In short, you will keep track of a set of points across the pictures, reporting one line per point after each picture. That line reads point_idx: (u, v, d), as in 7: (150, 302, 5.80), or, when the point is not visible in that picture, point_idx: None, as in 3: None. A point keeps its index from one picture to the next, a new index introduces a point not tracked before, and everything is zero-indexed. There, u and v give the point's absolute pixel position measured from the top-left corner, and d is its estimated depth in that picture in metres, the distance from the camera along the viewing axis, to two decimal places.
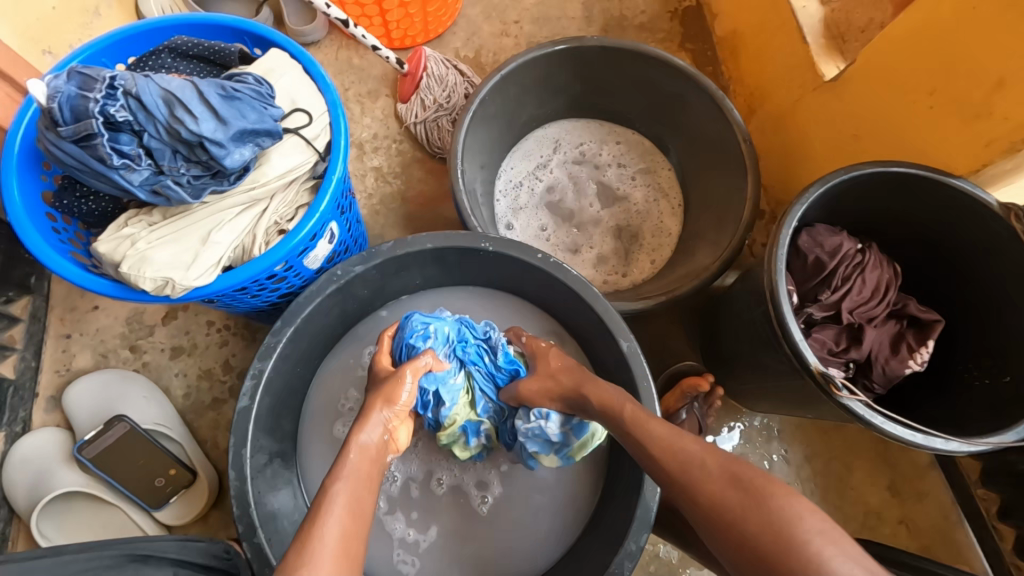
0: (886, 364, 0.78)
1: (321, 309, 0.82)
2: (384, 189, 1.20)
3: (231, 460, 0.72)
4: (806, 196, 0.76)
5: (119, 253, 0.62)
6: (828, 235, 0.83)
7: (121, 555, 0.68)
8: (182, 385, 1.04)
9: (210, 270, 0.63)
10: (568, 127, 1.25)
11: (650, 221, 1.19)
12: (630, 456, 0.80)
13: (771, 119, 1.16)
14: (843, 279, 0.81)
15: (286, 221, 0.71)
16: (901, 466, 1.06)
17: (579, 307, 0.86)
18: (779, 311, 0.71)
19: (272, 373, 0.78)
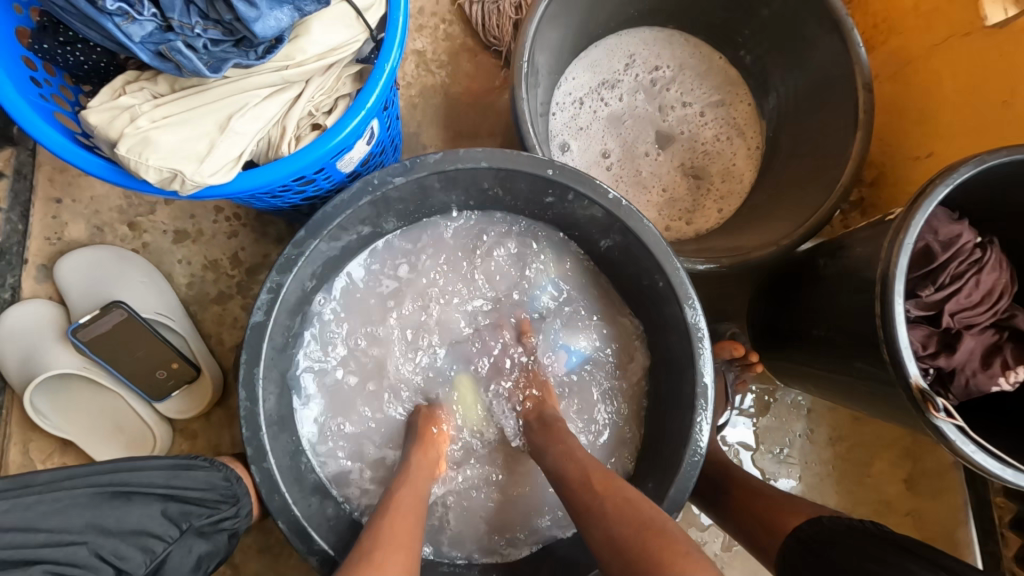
0: (971, 378, 0.70)
1: (351, 220, 0.71)
2: (424, 79, 1.02)
3: (241, 378, 0.65)
4: (952, 175, 0.62)
5: (116, 128, 0.49)
6: (946, 223, 0.71)
7: (97, 491, 0.57)
8: (186, 273, 0.95)
9: (228, 168, 0.51)
10: (645, 42, 1.05)
11: (719, 161, 1.03)
12: (670, 428, 0.75)
13: (889, 65, 0.97)
14: (952, 277, 0.70)
15: (321, 113, 0.58)
16: (924, 461, 1.03)
17: (645, 265, 0.74)
18: (885, 305, 0.63)
19: (291, 288, 0.68)
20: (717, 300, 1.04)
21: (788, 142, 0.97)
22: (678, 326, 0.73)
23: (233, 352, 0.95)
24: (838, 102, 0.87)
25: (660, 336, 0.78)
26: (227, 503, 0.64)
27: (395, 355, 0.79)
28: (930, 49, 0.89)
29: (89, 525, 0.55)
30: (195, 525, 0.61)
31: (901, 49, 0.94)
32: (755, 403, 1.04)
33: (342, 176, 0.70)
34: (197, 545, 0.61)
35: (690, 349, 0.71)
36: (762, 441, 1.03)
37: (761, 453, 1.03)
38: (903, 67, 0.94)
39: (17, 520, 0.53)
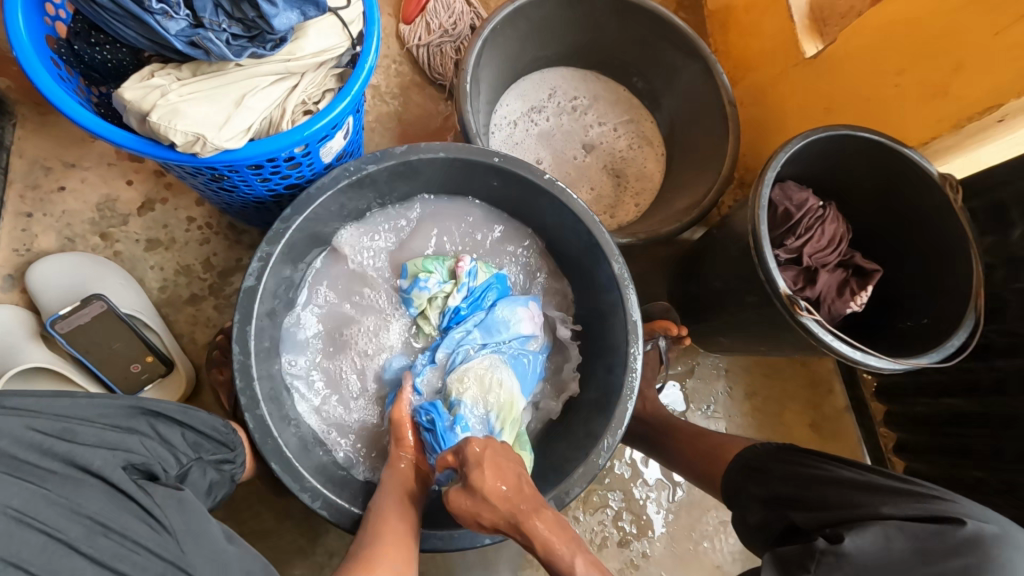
0: (832, 304, 0.90)
1: (332, 201, 0.83)
2: (380, 107, 1.19)
3: (235, 334, 0.73)
4: (788, 147, 0.85)
5: (148, 102, 0.60)
6: (797, 190, 0.94)
7: (130, 406, 0.61)
8: (158, 278, 1.01)
9: (240, 136, 0.63)
10: (563, 78, 1.29)
11: (632, 167, 1.26)
12: (612, 365, 0.89)
13: (749, 92, 1.26)
14: (806, 229, 0.92)
15: (313, 102, 0.71)
16: (823, 407, 1.22)
17: (579, 234, 0.90)
18: (759, 245, 0.82)
19: (278, 259, 0.78)
20: (641, 283, 1.22)
21: (681, 151, 1.21)
22: (609, 280, 0.89)
23: (205, 349, 1.00)
24: (714, 115, 1.12)
25: (595, 295, 0.94)
26: (228, 446, 0.71)
27: (366, 325, 0.89)
28: (774, 78, 1.17)
29: (130, 432, 0.59)
30: (206, 456, 0.67)
31: (756, 81, 1.23)
32: (683, 368, 1.20)
33: (321, 164, 0.83)
34: (207, 474, 0.67)
35: (620, 296, 0.87)
36: (692, 401, 1.19)
37: (692, 411, 1.18)
38: (759, 93, 1.22)
39: (67, 416, 0.55)
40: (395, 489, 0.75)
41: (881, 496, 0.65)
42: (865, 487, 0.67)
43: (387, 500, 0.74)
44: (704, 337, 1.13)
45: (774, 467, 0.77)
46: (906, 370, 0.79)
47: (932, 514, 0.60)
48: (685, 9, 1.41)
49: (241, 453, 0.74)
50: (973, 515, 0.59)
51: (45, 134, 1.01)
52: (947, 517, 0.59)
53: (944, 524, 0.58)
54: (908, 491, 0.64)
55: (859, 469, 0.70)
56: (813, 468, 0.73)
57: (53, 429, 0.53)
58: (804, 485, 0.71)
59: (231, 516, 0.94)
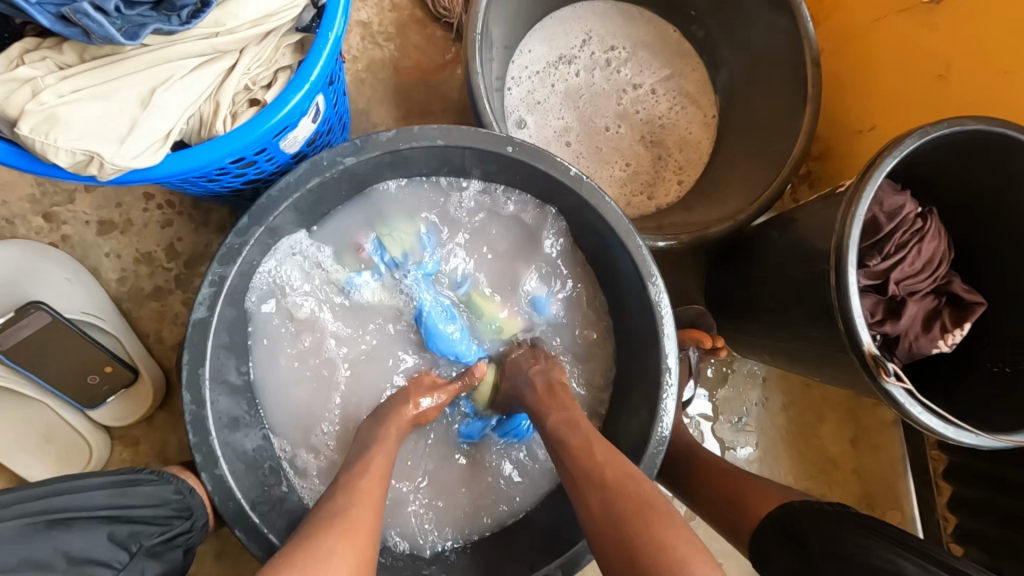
0: (914, 342, 0.74)
1: (299, 203, 0.66)
2: (372, 52, 0.97)
3: (185, 380, 0.60)
4: (898, 148, 0.64)
5: (16, 105, 0.43)
6: (891, 193, 0.74)
7: (35, 521, 0.52)
8: (115, 267, 0.87)
9: (154, 148, 0.46)
10: (599, 17, 1.04)
11: (676, 134, 1.04)
12: (636, 401, 0.74)
13: (835, 41, 0.99)
14: (897, 246, 0.73)
15: (260, 87, 0.52)
16: (867, 421, 1.09)
17: (608, 244, 0.73)
18: (840, 277, 0.64)
19: (236, 280, 0.63)
20: (675, 276, 1.05)
21: (739, 118, 0.98)
22: (641, 304, 0.73)
23: (174, 350, 0.88)
24: (788, 77, 0.89)
25: (622, 317, 0.78)
26: (182, 516, 0.61)
27: (335, 332, 0.73)
28: (871, 24, 0.91)
29: (25, 561, 0.49)
30: (146, 545, 0.57)
31: (845, 25, 0.97)
32: (714, 374, 1.07)
33: (286, 157, 0.65)
34: (148, 570, 0.56)
35: (654, 326, 0.71)
36: (722, 411, 1.06)
37: (721, 422, 1.06)
38: (847, 43, 0.97)
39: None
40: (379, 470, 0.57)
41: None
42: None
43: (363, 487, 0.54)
44: (745, 348, 0.98)
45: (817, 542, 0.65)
46: (1003, 446, 0.63)
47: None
48: None
49: (203, 515, 0.63)
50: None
51: None
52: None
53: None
54: None
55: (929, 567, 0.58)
56: (876, 560, 0.60)
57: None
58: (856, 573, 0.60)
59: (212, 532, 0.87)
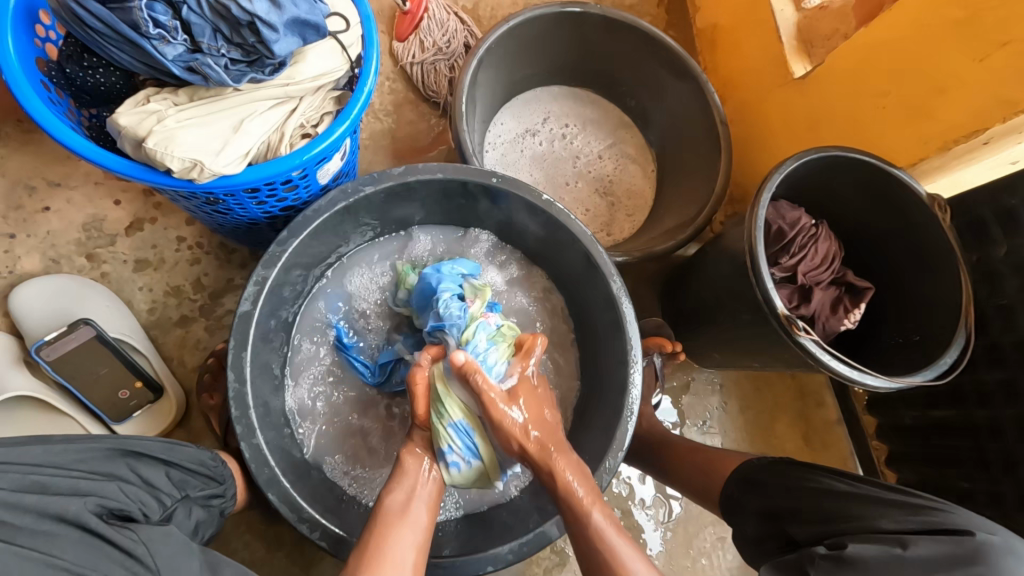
0: (827, 321, 0.92)
1: (327, 223, 0.81)
2: (374, 125, 1.19)
3: (230, 361, 0.71)
4: (781, 168, 0.86)
5: (145, 127, 0.59)
6: (789, 210, 0.95)
7: (112, 448, 0.60)
8: (147, 299, 0.99)
9: (238, 162, 0.62)
10: (555, 99, 1.30)
11: (624, 184, 1.28)
12: (612, 383, 0.89)
13: (740, 110, 1.27)
14: (799, 247, 0.93)
15: (311, 125, 0.71)
16: (815, 420, 1.23)
17: (577, 254, 0.90)
18: (755, 263, 0.83)
19: (274, 282, 0.77)
20: (635, 298, 1.22)
21: (673, 168, 1.23)
22: (606, 300, 0.89)
23: (195, 371, 0.97)
24: (705, 134, 1.14)
25: (593, 315, 0.94)
26: (216, 480, 0.70)
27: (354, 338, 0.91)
28: (763, 96, 1.19)
29: (112, 476, 0.58)
30: (191, 494, 0.66)
31: (746, 98, 1.25)
32: (678, 383, 1.21)
33: (317, 186, 0.82)
34: (194, 512, 0.66)
35: (620, 319, 0.87)
36: (688, 416, 1.19)
37: (688, 426, 1.19)
38: (750, 111, 1.24)
39: (44, 462, 0.54)
40: (428, 507, 0.67)
41: (876, 508, 0.66)
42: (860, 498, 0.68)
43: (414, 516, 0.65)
44: (699, 352, 1.13)
45: (769, 482, 0.77)
46: (901, 388, 0.80)
47: (929, 526, 0.61)
48: (674, 28, 1.43)
49: (230, 485, 0.73)
50: (975, 525, 0.59)
51: (29, 153, 0.98)
52: (946, 528, 0.60)
53: (952, 534, 0.59)
54: (903, 503, 0.65)
55: (855, 480, 0.71)
56: (807, 480, 0.73)
57: (34, 478, 0.52)
58: (800, 496, 0.72)
59: (223, 545, 0.91)
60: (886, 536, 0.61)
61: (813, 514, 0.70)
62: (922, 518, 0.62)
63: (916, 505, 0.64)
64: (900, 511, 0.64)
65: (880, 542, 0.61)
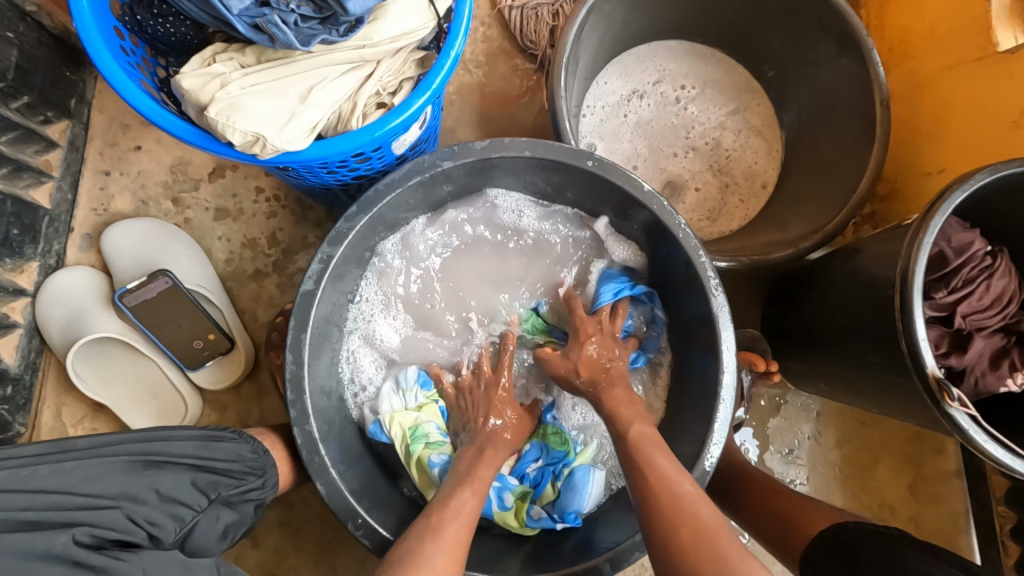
0: (980, 378, 0.74)
1: (400, 199, 0.74)
2: (462, 76, 1.08)
3: (290, 343, 0.68)
4: (967, 183, 0.66)
5: (207, 93, 0.53)
6: (959, 231, 0.76)
7: (132, 459, 0.61)
8: (225, 249, 0.99)
9: (304, 137, 0.55)
10: (673, 56, 1.10)
11: (741, 166, 1.09)
12: (695, 410, 0.78)
13: (908, 84, 1.02)
14: (965, 281, 0.74)
15: (388, 93, 0.61)
16: (926, 468, 1.06)
17: (675, 257, 0.77)
18: (905, 304, 0.66)
19: (340, 260, 0.72)
20: (733, 303, 1.07)
21: (806, 153, 1.02)
22: (700, 316, 0.76)
23: (265, 327, 0.98)
24: (857, 117, 0.92)
25: (685, 330, 0.81)
26: (254, 474, 0.68)
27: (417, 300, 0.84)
28: (945, 70, 0.94)
29: (124, 493, 0.58)
30: (222, 495, 0.65)
31: (920, 71, 1.00)
32: (766, 403, 1.07)
33: (393, 157, 0.74)
34: (221, 516, 0.65)
35: (716, 342, 0.74)
36: (773, 441, 1.06)
37: (771, 453, 1.06)
38: (920, 89, 0.99)
39: (53, 486, 0.56)
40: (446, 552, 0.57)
41: None
42: None
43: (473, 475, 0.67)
44: (799, 377, 0.98)
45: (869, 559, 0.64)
46: None
47: None
48: None
49: (272, 476, 0.70)
50: None
51: None
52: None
53: None
54: None
55: None
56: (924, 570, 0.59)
57: (28, 512, 0.53)
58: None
59: (280, 498, 0.94)
60: None
61: None
62: None
63: None
64: None
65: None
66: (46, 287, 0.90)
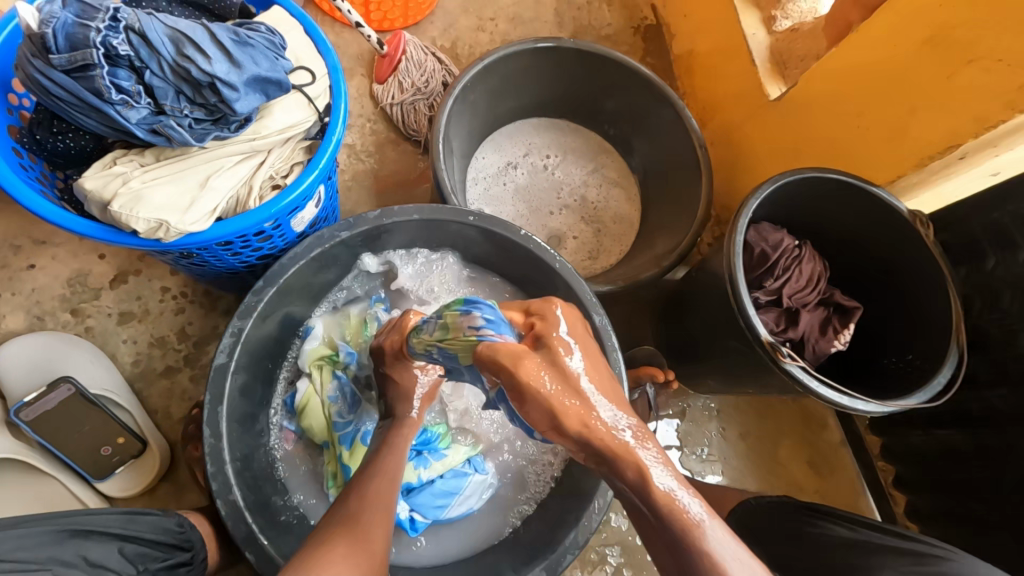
0: (816, 344, 0.91)
1: (305, 268, 0.81)
2: (356, 165, 1.20)
3: (206, 416, 0.70)
4: (757, 193, 0.85)
5: (110, 191, 0.60)
6: (772, 232, 0.94)
7: (60, 530, 0.60)
8: (131, 351, 0.98)
9: (206, 218, 0.62)
10: (537, 131, 1.31)
11: (609, 210, 1.28)
12: None
13: (721, 132, 1.28)
14: (783, 269, 0.92)
15: (281, 176, 0.70)
16: (818, 444, 1.19)
17: (555, 285, 0.89)
18: (735, 290, 0.81)
19: (251, 333, 0.76)
20: (626, 326, 1.20)
21: (656, 192, 1.23)
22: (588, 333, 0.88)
23: (180, 423, 0.96)
24: (685, 159, 1.14)
25: None
26: (182, 548, 0.69)
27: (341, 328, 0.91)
28: (742, 119, 1.21)
29: (52, 561, 0.57)
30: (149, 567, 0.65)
31: (726, 121, 1.26)
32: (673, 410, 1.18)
33: (293, 235, 0.82)
34: None
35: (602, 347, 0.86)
36: (686, 445, 1.16)
37: (687, 455, 1.15)
38: (729, 134, 1.25)
39: None
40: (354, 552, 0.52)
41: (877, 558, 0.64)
42: (864, 548, 0.66)
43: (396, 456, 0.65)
44: (692, 379, 1.11)
45: (763, 524, 0.75)
46: (894, 412, 0.78)
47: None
48: (651, 55, 1.47)
49: (200, 550, 0.72)
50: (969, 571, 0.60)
51: (16, 213, 1.00)
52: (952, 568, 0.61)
53: None
54: (904, 551, 0.64)
55: (853, 524, 0.69)
56: (809, 525, 0.71)
57: None
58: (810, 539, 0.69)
59: None
60: None
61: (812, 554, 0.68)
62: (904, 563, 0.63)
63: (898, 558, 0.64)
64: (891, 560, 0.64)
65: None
66: None
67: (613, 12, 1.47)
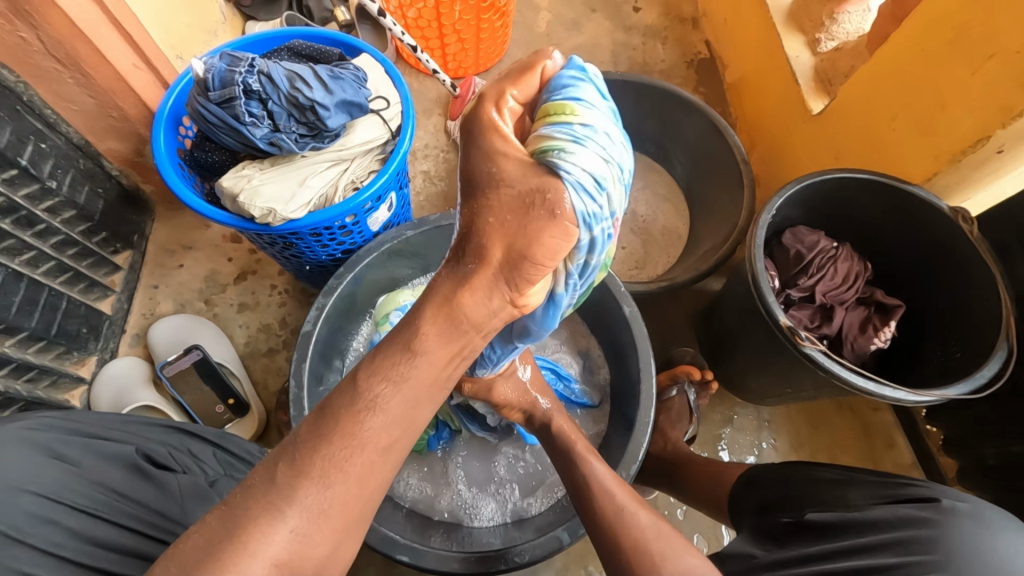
0: (855, 341, 0.91)
1: (376, 262, 0.98)
2: (429, 187, 1.40)
3: (293, 370, 0.87)
4: (782, 191, 0.90)
5: (237, 188, 0.81)
6: (808, 234, 0.96)
7: (171, 428, 0.73)
8: (244, 334, 1.21)
9: (302, 208, 0.81)
10: None
11: (657, 225, 1.36)
12: (629, 400, 0.93)
13: (769, 149, 1.33)
14: (818, 268, 0.94)
15: (360, 182, 0.88)
16: (882, 462, 1.13)
17: (592, 281, 0.99)
18: (756, 280, 0.86)
19: (332, 308, 0.93)
20: (672, 333, 1.24)
21: (701, 206, 1.29)
22: (619, 322, 0.96)
23: (276, 394, 1.16)
24: (727, 172, 1.20)
25: (614, 338, 1.00)
26: None
27: None
28: (787, 136, 1.25)
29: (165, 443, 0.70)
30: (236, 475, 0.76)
31: (774, 139, 1.30)
32: (720, 417, 1.18)
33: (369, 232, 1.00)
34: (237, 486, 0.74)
35: (632, 336, 0.93)
36: (733, 452, 1.16)
37: (733, 462, 1.15)
38: (777, 150, 1.29)
39: (116, 428, 0.68)
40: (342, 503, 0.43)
41: (860, 488, 0.69)
42: (850, 483, 0.70)
43: (348, 477, 0.43)
44: (734, 383, 1.12)
45: (766, 477, 0.79)
46: (931, 401, 0.77)
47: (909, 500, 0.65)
48: (704, 84, 1.55)
49: None
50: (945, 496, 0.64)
51: (173, 225, 1.29)
52: (918, 499, 0.65)
53: (927, 508, 0.63)
54: (886, 483, 0.68)
55: (845, 470, 0.73)
56: (801, 471, 0.75)
57: (96, 434, 0.65)
58: (790, 483, 0.75)
59: None
60: (863, 512, 0.65)
61: (805, 495, 0.72)
62: (884, 492, 0.67)
63: (878, 483, 0.69)
64: (876, 488, 0.68)
65: (836, 516, 0.67)
66: (100, 375, 1.11)
67: (667, 49, 1.58)
